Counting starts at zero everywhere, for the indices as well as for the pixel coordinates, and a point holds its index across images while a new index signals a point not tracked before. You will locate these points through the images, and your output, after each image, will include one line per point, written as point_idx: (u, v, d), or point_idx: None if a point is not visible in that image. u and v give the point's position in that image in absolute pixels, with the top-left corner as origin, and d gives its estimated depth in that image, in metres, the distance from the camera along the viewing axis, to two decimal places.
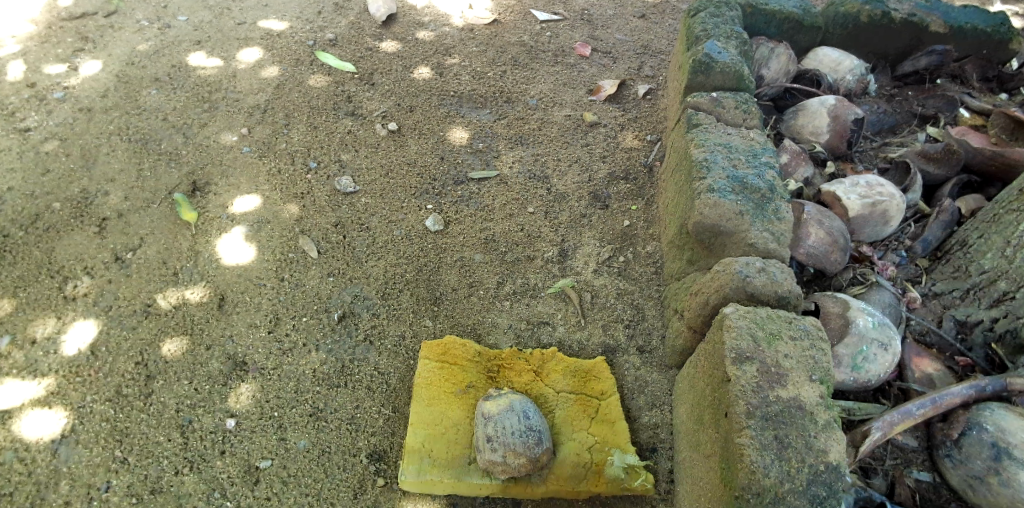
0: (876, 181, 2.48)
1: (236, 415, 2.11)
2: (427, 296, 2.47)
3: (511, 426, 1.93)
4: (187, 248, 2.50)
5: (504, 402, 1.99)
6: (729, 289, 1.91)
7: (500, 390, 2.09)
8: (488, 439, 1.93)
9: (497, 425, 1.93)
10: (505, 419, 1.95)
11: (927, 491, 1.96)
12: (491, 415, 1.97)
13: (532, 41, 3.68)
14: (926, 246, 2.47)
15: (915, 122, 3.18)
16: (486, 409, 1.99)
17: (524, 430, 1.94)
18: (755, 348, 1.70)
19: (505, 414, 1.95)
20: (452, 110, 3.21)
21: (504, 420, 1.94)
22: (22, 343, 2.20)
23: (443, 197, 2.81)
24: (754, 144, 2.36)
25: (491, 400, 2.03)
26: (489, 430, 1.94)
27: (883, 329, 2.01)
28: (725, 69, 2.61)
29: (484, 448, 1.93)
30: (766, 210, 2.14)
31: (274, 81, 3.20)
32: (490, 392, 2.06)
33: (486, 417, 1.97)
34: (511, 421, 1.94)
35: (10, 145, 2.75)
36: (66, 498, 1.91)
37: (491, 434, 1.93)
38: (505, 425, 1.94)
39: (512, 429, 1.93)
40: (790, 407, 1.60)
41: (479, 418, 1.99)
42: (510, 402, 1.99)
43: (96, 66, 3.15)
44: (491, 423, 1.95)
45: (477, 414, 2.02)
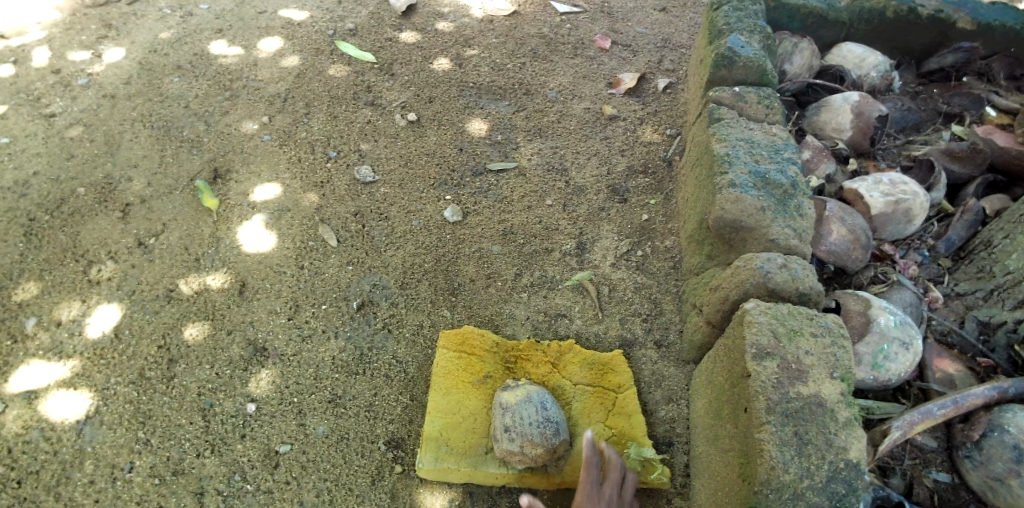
0: (900, 178, 2.46)
1: (257, 400, 2.14)
2: (445, 286, 2.48)
3: (528, 416, 1.95)
4: (208, 234, 2.53)
5: (522, 392, 2.00)
6: (750, 284, 1.91)
7: (517, 381, 2.10)
8: (505, 428, 1.94)
9: (515, 415, 1.95)
10: (522, 409, 1.96)
11: (945, 492, 1.95)
12: (509, 405, 1.98)
13: (552, 33, 3.67)
14: (949, 246, 2.46)
15: (940, 120, 3.13)
16: (503, 399, 2.01)
17: (541, 421, 1.94)
18: (776, 344, 1.70)
19: (523, 405, 1.97)
20: (471, 101, 3.21)
21: (522, 410, 1.96)
22: (48, 325, 2.24)
23: (462, 188, 2.82)
24: (776, 139, 2.34)
25: (508, 390, 2.04)
26: (506, 420, 1.96)
27: (905, 328, 2.00)
28: (748, 64, 2.60)
29: (501, 437, 1.95)
30: (788, 206, 2.12)
31: (294, 70, 3.22)
32: (507, 383, 2.08)
33: (503, 407, 1.98)
34: (528, 412, 1.95)
35: (36, 130, 2.78)
36: (90, 477, 1.95)
37: (508, 424, 1.95)
38: (523, 415, 1.95)
39: (530, 419, 1.94)
40: (810, 404, 1.60)
41: (497, 409, 2.00)
42: (528, 393, 2.01)
43: (120, 53, 3.18)
44: (508, 413, 1.96)
45: (494, 404, 2.04)
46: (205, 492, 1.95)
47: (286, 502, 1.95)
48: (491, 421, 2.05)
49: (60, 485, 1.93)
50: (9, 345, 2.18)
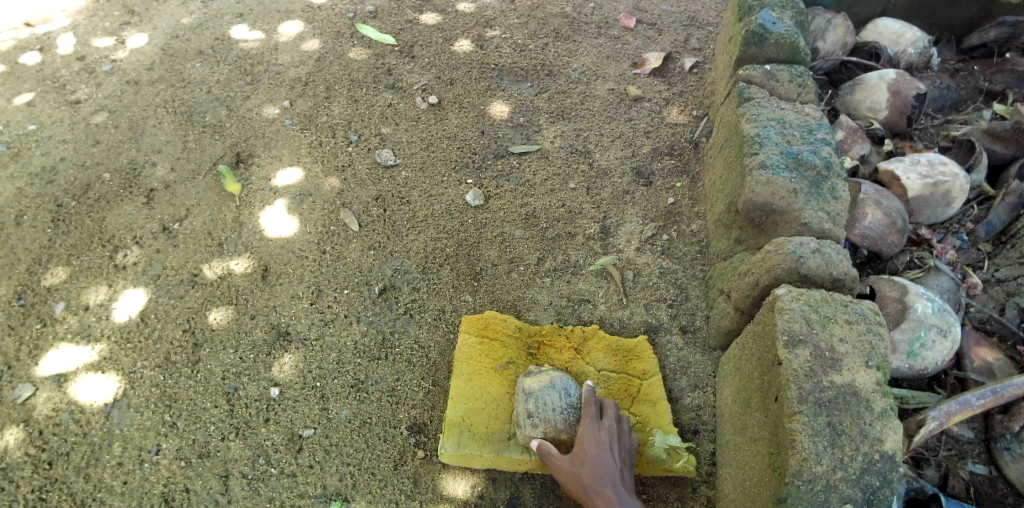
0: (938, 159, 2.36)
1: (280, 384, 2.14)
2: (467, 271, 2.46)
3: (552, 403, 1.92)
4: (231, 219, 2.53)
5: (545, 378, 1.96)
6: (781, 270, 1.85)
7: (540, 367, 2.07)
8: (529, 415, 1.92)
9: (538, 402, 1.92)
10: (546, 395, 1.93)
11: (982, 485, 1.89)
12: (532, 390, 1.95)
13: (575, 13, 3.59)
14: (990, 230, 2.37)
15: (980, 99, 2.99)
16: (526, 384, 1.98)
17: (564, 408, 1.92)
18: (808, 330, 1.64)
19: (546, 390, 1.93)
20: (492, 83, 3.16)
21: (545, 397, 1.92)
22: (76, 309, 2.26)
23: (484, 172, 2.79)
24: (809, 119, 2.26)
25: (531, 376, 2.00)
26: (529, 406, 1.93)
27: (943, 315, 1.93)
28: (779, 41, 2.51)
29: (525, 424, 1.93)
30: (821, 188, 2.05)
31: (314, 54, 3.19)
32: (530, 368, 2.04)
33: (527, 393, 1.95)
34: (551, 398, 1.92)
35: (62, 117, 2.80)
36: (119, 459, 1.97)
37: (531, 410, 1.92)
38: (546, 401, 1.92)
39: (553, 405, 1.91)
40: (844, 393, 1.55)
41: (520, 395, 1.97)
42: (551, 379, 1.97)
43: (142, 39, 3.18)
44: (532, 400, 1.93)
45: (518, 389, 2.01)
46: (230, 475, 1.96)
47: (310, 486, 1.95)
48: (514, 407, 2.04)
49: (89, 466, 1.95)
50: (39, 329, 2.21)
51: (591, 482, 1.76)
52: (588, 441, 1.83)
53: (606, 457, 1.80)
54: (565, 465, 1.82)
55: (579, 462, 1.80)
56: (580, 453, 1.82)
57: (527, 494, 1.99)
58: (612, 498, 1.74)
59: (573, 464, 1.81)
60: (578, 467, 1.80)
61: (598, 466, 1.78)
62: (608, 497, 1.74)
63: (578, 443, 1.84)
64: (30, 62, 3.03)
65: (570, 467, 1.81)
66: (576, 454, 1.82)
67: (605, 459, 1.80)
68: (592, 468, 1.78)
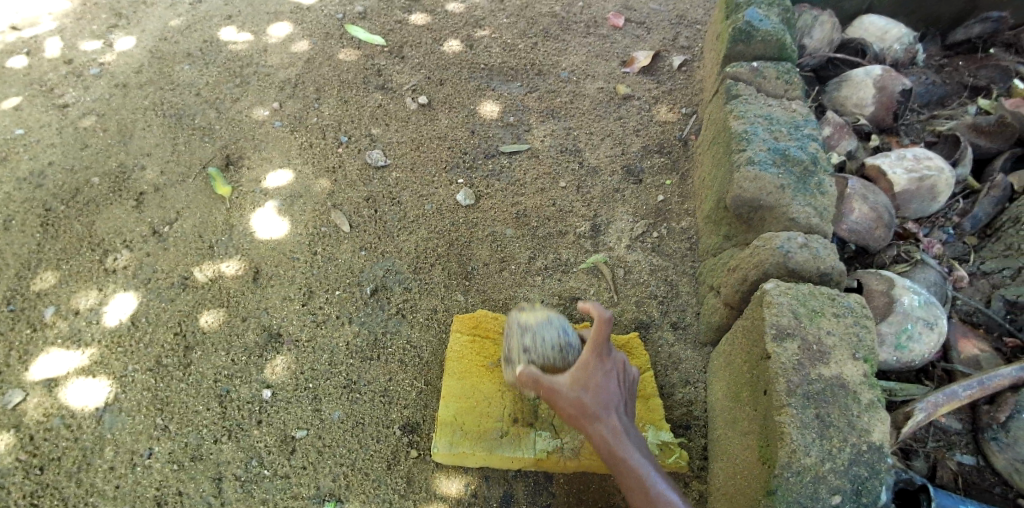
0: (924, 154, 2.39)
1: (272, 386, 2.14)
2: (459, 270, 2.46)
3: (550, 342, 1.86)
4: (221, 222, 2.53)
5: (544, 315, 1.90)
6: (769, 264, 1.86)
7: (533, 302, 2.00)
8: (525, 350, 1.87)
9: (536, 336, 1.86)
10: (544, 331, 1.87)
11: (970, 475, 1.91)
12: (529, 324, 1.89)
13: (564, 12, 3.61)
14: (975, 223, 2.40)
15: (966, 94, 3.03)
16: (523, 317, 1.91)
17: (562, 345, 1.87)
18: (796, 324, 1.66)
19: (544, 326, 1.88)
20: (482, 83, 3.17)
21: (543, 333, 1.87)
22: (66, 314, 2.25)
23: (474, 171, 2.79)
24: (796, 115, 2.28)
25: (526, 311, 1.94)
26: (526, 342, 1.88)
27: (930, 308, 1.95)
28: (767, 38, 2.52)
29: (520, 360, 1.87)
30: (809, 183, 2.07)
31: (304, 55, 3.19)
32: (524, 304, 1.99)
33: (523, 329, 1.89)
34: (549, 334, 1.87)
35: (50, 121, 2.79)
36: (111, 463, 1.97)
37: (528, 346, 1.87)
38: (543, 337, 1.86)
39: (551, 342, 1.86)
40: (832, 385, 1.57)
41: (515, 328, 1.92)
42: (548, 316, 1.91)
43: (130, 42, 3.17)
44: (530, 334, 1.87)
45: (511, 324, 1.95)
46: (223, 477, 1.96)
47: (303, 487, 1.96)
48: (506, 341, 1.97)
49: (81, 471, 1.95)
50: (29, 334, 2.20)
51: (596, 409, 1.75)
52: (594, 369, 1.79)
53: (609, 386, 1.79)
54: (567, 390, 1.78)
55: (583, 388, 1.77)
56: (584, 378, 1.78)
57: (520, 491, 1.99)
58: (616, 425, 1.75)
59: (577, 389, 1.77)
60: (583, 393, 1.77)
61: (603, 394, 1.78)
62: (612, 424, 1.75)
63: (582, 368, 1.79)
64: (17, 65, 3.01)
65: (572, 392, 1.77)
66: (580, 378, 1.78)
67: (608, 387, 1.79)
68: (596, 396, 1.76)
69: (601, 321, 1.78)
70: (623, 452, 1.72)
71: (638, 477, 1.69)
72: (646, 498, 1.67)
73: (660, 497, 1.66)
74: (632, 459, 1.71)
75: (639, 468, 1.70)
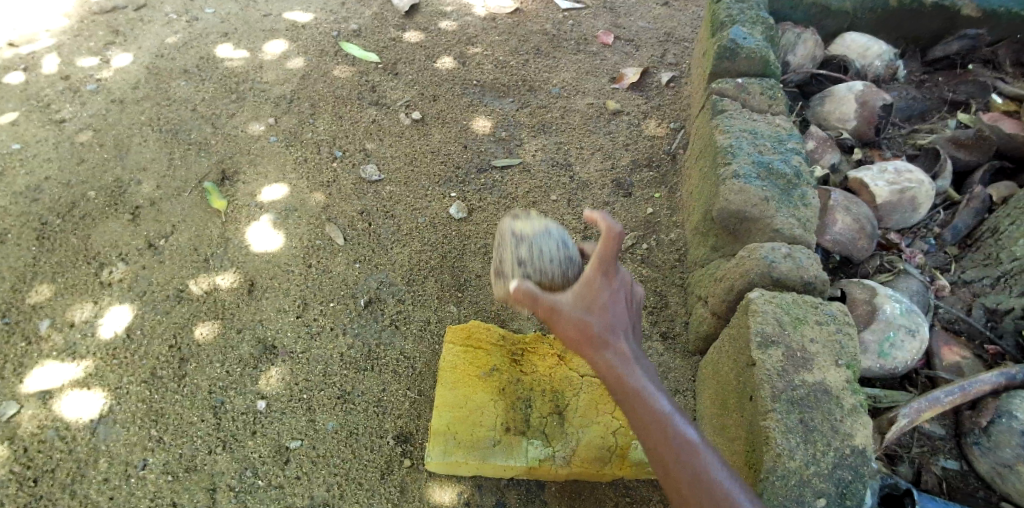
0: (905, 167, 2.45)
1: (266, 397, 2.16)
2: (452, 282, 2.50)
3: (551, 253, 1.74)
4: (217, 235, 2.56)
5: (542, 225, 1.79)
6: (754, 274, 1.91)
7: (529, 212, 1.89)
8: (519, 263, 1.73)
9: (534, 248, 1.74)
10: (542, 242, 1.75)
11: (954, 479, 1.96)
12: (525, 235, 1.77)
13: (555, 30, 3.69)
14: (956, 234, 2.47)
15: (946, 108, 3.11)
16: (519, 227, 1.79)
17: (563, 260, 1.75)
18: (780, 331, 1.71)
19: (542, 236, 1.76)
20: (475, 99, 3.23)
21: (542, 245, 1.75)
22: (62, 326, 2.27)
23: (467, 185, 2.84)
24: (780, 130, 2.34)
25: (522, 220, 1.82)
26: (522, 254, 1.74)
27: (911, 316, 2.00)
28: (751, 55, 2.59)
29: (513, 274, 1.74)
30: (793, 196, 2.13)
31: (299, 71, 3.25)
32: (518, 212, 1.86)
33: (520, 240, 1.77)
34: (548, 247, 1.75)
35: (47, 136, 2.82)
36: (105, 475, 1.97)
37: (523, 259, 1.73)
38: (542, 249, 1.74)
39: (550, 255, 1.74)
40: (815, 391, 1.61)
41: (509, 239, 1.79)
42: (547, 226, 1.80)
43: (127, 58, 3.22)
44: (526, 245, 1.75)
45: (504, 235, 1.82)
46: (217, 488, 1.97)
47: (297, 497, 1.96)
48: (497, 252, 1.84)
49: (75, 483, 1.95)
50: (24, 347, 2.21)
51: (602, 333, 1.50)
52: (600, 289, 1.54)
53: (617, 309, 1.55)
54: (568, 310, 1.53)
55: (586, 307, 1.53)
56: (589, 299, 1.54)
57: (512, 499, 2.01)
58: (624, 351, 1.49)
59: (579, 309, 1.53)
60: (586, 314, 1.52)
61: (610, 315, 1.53)
62: (619, 350, 1.49)
63: (586, 285, 1.55)
64: (14, 81, 3.05)
65: (574, 312, 1.53)
66: (583, 297, 1.54)
67: (615, 307, 1.55)
68: (602, 319, 1.52)
69: (609, 235, 1.50)
70: (633, 382, 1.45)
71: (651, 410, 1.41)
72: (660, 434, 1.39)
73: (676, 432, 1.39)
74: (643, 389, 1.44)
75: (651, 400, 1.43)
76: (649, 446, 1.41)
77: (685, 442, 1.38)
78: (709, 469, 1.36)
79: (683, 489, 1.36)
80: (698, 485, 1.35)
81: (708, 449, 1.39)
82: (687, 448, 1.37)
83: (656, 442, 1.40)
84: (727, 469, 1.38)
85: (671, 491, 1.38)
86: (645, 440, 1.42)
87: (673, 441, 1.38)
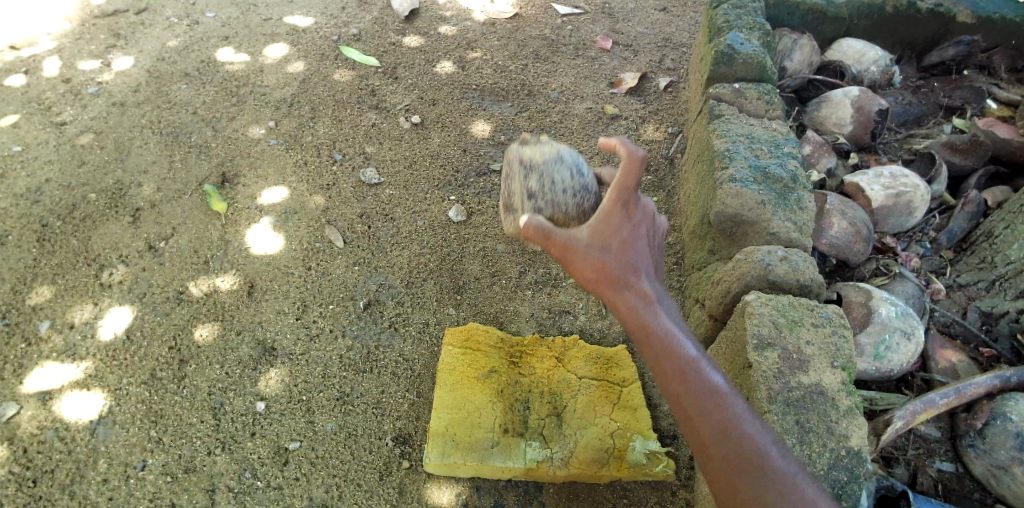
0: (900, 172, 2.48)
1: (266, 399, 2.17)
2: (451, 284, 2.51)
3: (564, 181, 1.71)
4: (217, 237, 2.57)
5: (553, 150, 1.75)
6: (750, 277, 1.93)
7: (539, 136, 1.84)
8: (530, 196, 1.71)
9: (545, 178, 1.71)
10: (554, 171, 1.72)
11: (950, 481, 1.98)
12: (535, 164, 1.74)
13: (554, 35, 3.71)
14: (951, 237, 2.50)
15: (941, 113, 3.15)
16: (528, 155, 1.75)
17: (577, 191, 1.71)
18: (776, 333, 1.73)
19: (552, 164, 1.73)
20: (474, 103, 3.25)
21: (554, 174, 1.71)
22: (61, 328, 2.27)
23: (466, 189, 2.86)
24: (776, 134, 2.37)
25: (532, 148, 1.78)
26: (532, 185, 1.72)
27: (906, 318, 2.02)
28: (748, 60, 2.62)
29: (524, 208, 1.72)
30: (789, 199, 2.15)
31: (299, 75, 3.26)
32: (526, 138, 1.81)
33: (530, 169, 1.73)
34: (562, 175, 1.72)
35: (47, 139, 2.83)
36: (103, 476, 1.97)
37: (534, 191, 1.71)
38: (554, 180, 1.71)
39: (562, 184, 1.71)
40: (811, 392, 1.63)
41: (518, 169, 1.75)
42: (559, 152, 1.76)
43: (128, 62, 3.23)
44: (537, 176, 1.72)
45: (513, 164, 1.78)
46: (216, 489, 1.97)
47: (296, 498, 1.97)
48: (508, 182, 1.81)
49: (74, 484, 1.95)
50: (24, 348, 2.21)
51: (622, 272, 1.40)
52: (620, 223, 1.42)
53: (639, 246, 1.43)
54: (586, 247, 1.42)
55: (605, 244, 1.41)
56: (608, 234, 1.42)
57: (510, 500, 2.02)
58: (648, 292, 1.39)
59: (598, 246, 1.41)
60: (605, 252, 1.41)
61: (631, 251, 1.42)
62: (643, 291, 1.39)
63: (604, 218, 1.43)
64: (16, 84, 3.06)
65: (593, 249, 1.41)
66: (601, 231, 1.42)
67: (636, 241, 1.43)
68: (623, 258, 1.41)
69: (632, 160, 1.37)
70: (659, 327, 1.36)
71: (678, 359, 1.34)
72: (687, 386, 1.33)
73: (704, 383, 1.33)
74: (670, 335, 1.36)
75: (679, 347, 1.35)
76: (675, 396, 1.35)
77: (713, 393, 1.33)
78: (737, 422, 1.32)
79: (709, 444, 1.31)
80: (727, 438, 1.30)
81: (736, 399, 1.35)
82: (715, 400, 1.32)
83: (682, 393, 1.33)
84: (754, 419, 1.34)
85: (695, 444, 1.34)
86: (670, 390, 1.35)
87: (702, 393, 1.33)
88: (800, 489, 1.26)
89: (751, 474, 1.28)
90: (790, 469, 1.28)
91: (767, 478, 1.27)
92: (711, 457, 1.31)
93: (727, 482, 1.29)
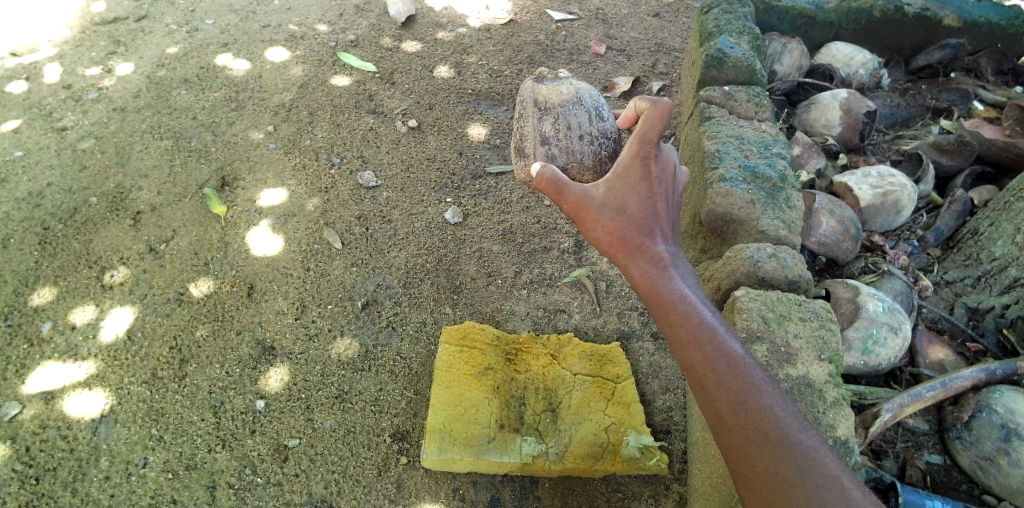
0: (887, 172, 2.53)
1: (266, 397, 2.20)
2: (447, 285, 2.55)
3: (580, 125, 1.88)
4: (217, 240, 2.61)
5: (570, 91, 1.90)
6: (740, 274, 1.97)
7: (555, 71, 1.99)
8: (545, 142, 1.88)
9: (562, 124, 1.87)
10: (571, 114, 1.88)
11: (938, 473, 2.02)
12: (551, 106, 1.89)
13: (548, 40, 3.77)
14: (938, 236, 2.54)
15: (928, 115, 3.23)
16: (544, 96, 1.90)
17: (594, 138, 1.89)
18: (765, 328, 1.77)
19: (569, 107, 1.89)
20: (470, 107, 3.30)
21: (571, 117, 1.88)
22: (63, 329, 2.30)
23: (462, 191, 2.91)
24: (766, 136, 2.42)
25: (549, 86, 1.92)
26: (545, 130, 1.88)
27: (893, 313, 2.07)
28: (737, 64, 2.67)
29: (538, 153, 1.89)
30: (778, 198, 2.20)
31: (299, 80, 3.31)
32: (543, 75, 1.96)
33: (548, 111, 1.89)
34: (581, 117, 1.89)
35: (49, 143, 2.87)
36: (106, 473, 2.00)
37: (548, 137, 1.88)
38: (570, 124, 1.88)
39: (578, 128, 1.88)
40: (799, 384, 1.68)
41: (533, 111, 1.91)
42: (576, 92, 1.91)
43: (129, 68, 3.28)
44: (553, 120, 1.88)
45: (527, 104, 1.93)
46: (217, 486, 2.00)
47: (296, 494, 2.00)
48: (521, 113, 1.95)
49: (76, 481, 1.98)
50: (26, 349, 2.24)
51: (633, 235, 1.51)
52: (635, 183, 1.53)
53: (654, 208, 1.53)
54: (598, 205, 1.54)
55: (618, 202, 1.53)
56: (621, 195, 1.54)
57: (506, 495, 2.05)
58: (659, 255, 1.49)
59: (611, 206, 1.54)
60: (618, 213, 1.53)
61: (644, 210, 1.52)
62: (654, 255, 1.50)
63: (620, 176, 1.55)
64: (17, 90, 3.09)
65: (606, 207, 1.54)
66: (615, 190, 1.54)
67: (650, 203, 1.53)
68: (636, 220, 1.52)
69: (658, 107, 1.49)
70: (670, 289, 1.46)
71: (690, 323, 1.41)
72: (700, 350, 1.39)
73: (721, 352, 1.39)
74: (682, 298, 1.45)
75: (691, 311, 1.43)
76: (689, 362, 1.41)
77: (729, 361, 1.38)
78: (755, 392, 1.35)
79: (726, 413, 1.35)
80: (743, 408, 1.33)
81: (754, 367, 1.38)
82: (730, 366, 1.37)
83: (696, 358, 1.39)
84: (772, 390, 1.37)
85: (711, 414, 1.37)
86: (685, 358, 1.42)
87: (719, 362, 1.38)
88: (818, 461, 1.26)
89: (768, 447, 1.29)
90: (809, 442, 1.29)
91: (785, 451, 1.28)
92: (726, 427, 1.34)
93: (744, 454, 1.31)
